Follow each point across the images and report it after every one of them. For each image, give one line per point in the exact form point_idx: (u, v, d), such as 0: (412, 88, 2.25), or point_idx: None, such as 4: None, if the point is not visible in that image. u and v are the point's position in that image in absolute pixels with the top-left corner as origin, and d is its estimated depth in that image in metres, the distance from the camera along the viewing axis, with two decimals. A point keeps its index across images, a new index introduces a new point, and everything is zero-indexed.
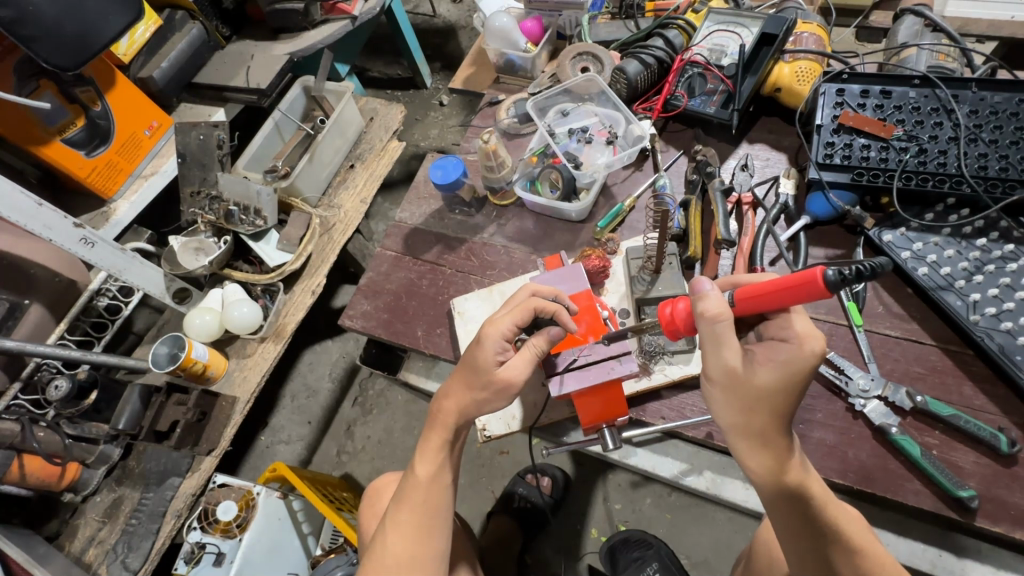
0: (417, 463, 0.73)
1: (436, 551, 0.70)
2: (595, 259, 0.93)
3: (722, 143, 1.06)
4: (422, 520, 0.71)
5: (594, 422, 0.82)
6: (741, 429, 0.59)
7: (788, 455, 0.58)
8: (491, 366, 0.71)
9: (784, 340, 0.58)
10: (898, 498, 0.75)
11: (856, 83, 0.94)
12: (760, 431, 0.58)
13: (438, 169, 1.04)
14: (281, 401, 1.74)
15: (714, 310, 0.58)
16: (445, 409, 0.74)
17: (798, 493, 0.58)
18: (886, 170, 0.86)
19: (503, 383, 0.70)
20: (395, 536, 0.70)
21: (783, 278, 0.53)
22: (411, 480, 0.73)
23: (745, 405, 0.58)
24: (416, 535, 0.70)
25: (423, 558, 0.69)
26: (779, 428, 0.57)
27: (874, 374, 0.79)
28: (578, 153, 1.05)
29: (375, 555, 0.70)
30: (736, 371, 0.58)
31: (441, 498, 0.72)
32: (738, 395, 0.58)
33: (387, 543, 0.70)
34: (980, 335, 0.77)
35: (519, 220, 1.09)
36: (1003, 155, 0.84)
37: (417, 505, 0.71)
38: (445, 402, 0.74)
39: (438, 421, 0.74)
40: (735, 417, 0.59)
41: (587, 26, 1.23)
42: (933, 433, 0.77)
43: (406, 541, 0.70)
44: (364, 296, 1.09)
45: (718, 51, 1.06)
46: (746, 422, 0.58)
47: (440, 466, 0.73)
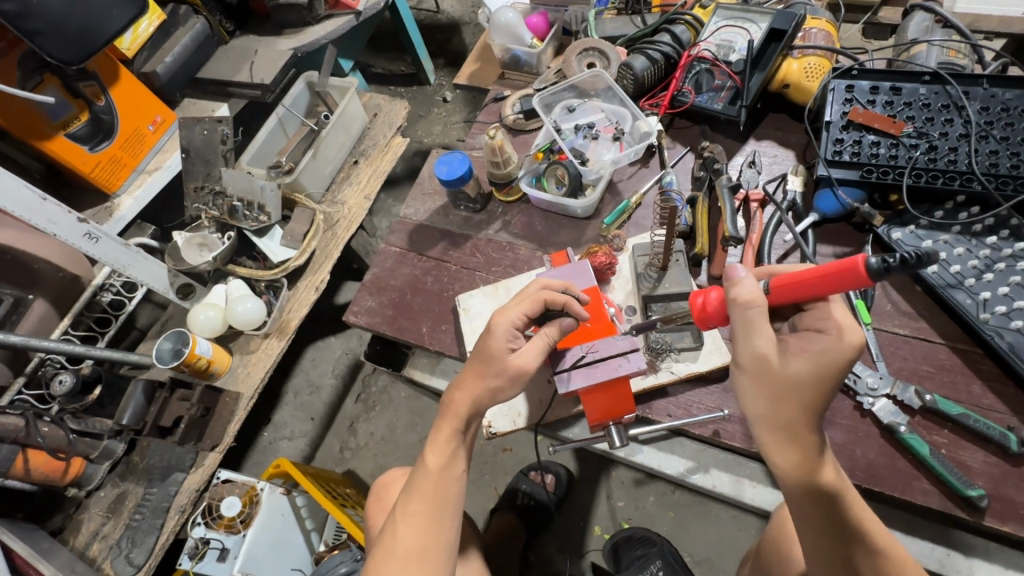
0: (427, 453, 0.73)
1: (446, 543, 0.69)
2: (601, 255, 0.92)
3: (729, 139, 1.05)
4: (433, 510, 0.70)
5: (601, 419, 0.81)
6: (769, 422, 0.58)
7: (816, 453, 0.57)
8: (506, 355, 0.72)
9: (820, 331, 0.57)
10: (905, 497, 0.74)
11: (866, 79, 0.93)
12: (789, 426, 0.57)
13: (443, 164, 1.03)
14: (284, 398, 1.74)
15: (748, 296, 0.57)
16: (456, 400, 0.73)
17: (825, 491, 0.57)
18: (895, 167, 0.85)
19: (518, 370, 0.71)
20: (406, 523, 0.70)
21: (823, 266, 0.53)
22: (422, 470, 0.72)
23: (775, 397, 0.57)
24: (426, 525, 0.69)
25: (433, 546, 0.68)
26: (808, 425, 0.57)
27: (882, 373, 0.79)
28: (584, 149, 1.05)
29: (386, 544, 0.69)
30: (769, 362, 0.57)
31: (451, 489, 0.71)
32: (768, 386, 0.58)
33: (399, 533, 0.69)
34: (989, 334, 0.77)
35: (524, 217, 1.08)
36: (1014, 152, 0.83)
37: (428, 494, 0.71)
38: (457, 393, 0.74)
39: (449, 410, 0.74)
40: (764, 410, 0.58)
41: (593, 21, 1.23)
42: (941, 432, 0.76)
43: (417, 530, 0.69)
44: (369, 292, 1.09)
45: (725, 46, 1.05)
46: (775, 415, 0.58)
47: (450, 456, 0.72)
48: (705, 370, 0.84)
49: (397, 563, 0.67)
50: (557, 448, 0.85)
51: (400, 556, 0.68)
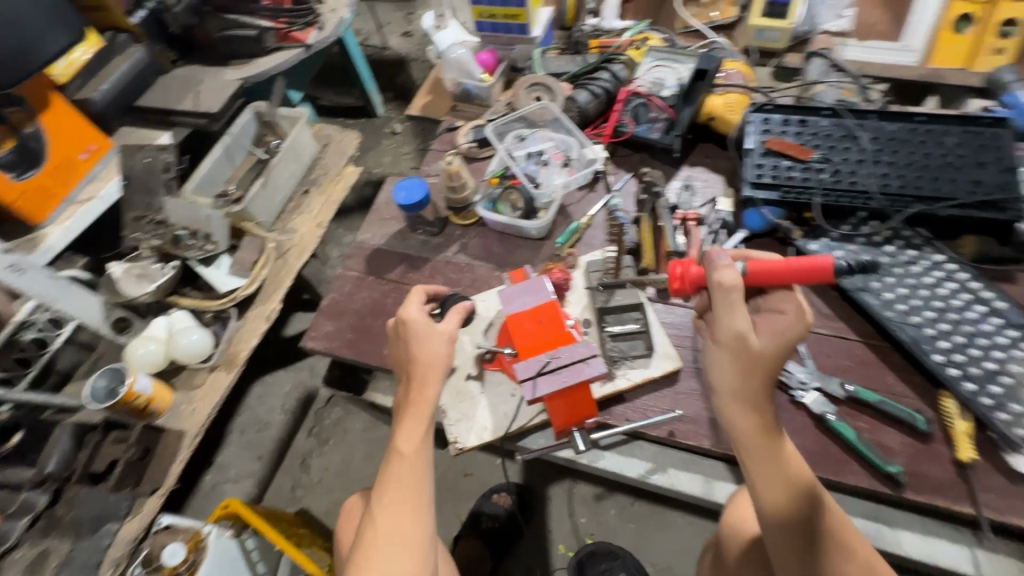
0: (399, 440, 0.73)
1: (426, 530, 0.69)
2: (557, 271, 0.99)
3: (665, 166, 1.15)
4: (409, 498, 0.70)
5: (567, 425, 0.84)
6: (744, 429, 0.69)
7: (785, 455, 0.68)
8: (428, 323, 0.78)
9: (781, 313, 0.68)
10: (841, 479, 0.81)
11: (777, 113, 1.06)
12: (756, 431, 0.68)
13: (402, 190, 1.07)
14: (228, 438, 1.65)
15: (730, 280, 0.67)
16: (425, 394, 0.75)
17: (779, 449, 0.68)
18: (808, 188, 0.98)
19: (445, 334, 0.78)
20: (384, 518, 0.68)
21: (795, 261, 0.66)
22: (395, 458, 0.72)
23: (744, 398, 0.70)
24: (407, 514, 0.69)
25: (415, 535, 0.67)
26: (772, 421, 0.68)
27: (810, 368, 0.88)
28: (535, 174, 1.11)
29: (364, 544, 0.67)
30: (738, 334, 0.67)
31: (426, 473, 0.72)
32: (732, 354, 0.68)
33: (379, 529, 0.68)
34: (894, 329, 0.88)
35: (481, 239, 1.13)
36: (901, 174, 0.97)
37: (404, 484, 0.70)
38: (422, 387, 0.75)
39: (417, 397, 0.75)
40: (734, 408, 0.70)
41: (539, 59, 1.32)
42: (863, 418, 0.85)
43: (397, 521, 0.68)
44: (328, 317, 1.08)
45: (658, 83, 1.16)
46: (744, 417, 0.69)
47: (421, 442, 0.73)
48: (659, 375, 0.90)
49: (379, 557, 0.66)
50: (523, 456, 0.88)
51: (382, 551, 0.66)
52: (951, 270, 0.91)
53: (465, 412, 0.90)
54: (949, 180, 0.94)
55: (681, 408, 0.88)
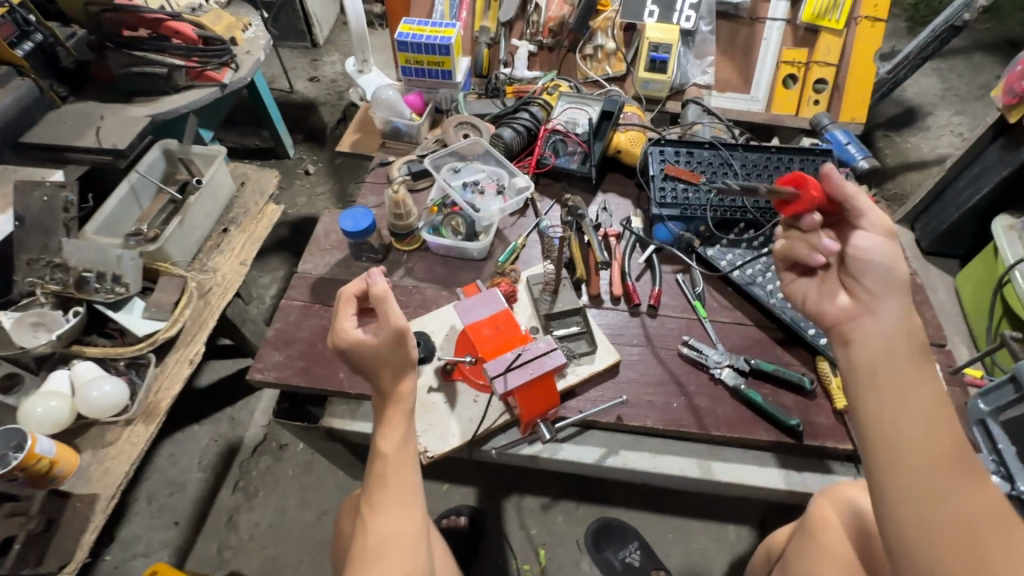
0: (382, 440, 0.79)
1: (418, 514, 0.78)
2: (505, 285, 1.09)
3: (584, 192, 1.32)
4: (395, 494, 0.77)
5: (531, 417, 0.93)
6: (871, 422, 0.61)
7: (918, 447, 0.58)
8: (370, 339, 0.76)
9: None
10: (756, 437, 0.97)
11: (670, 147, 1.28)
12: (896, 435, 0.59)
13: (348, 219, 1.11)
14: (134, 507, 1.48)
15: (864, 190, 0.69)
16: (403, 394, 0.80)
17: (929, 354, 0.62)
18: (701, 206, 1.19)
19: (395, 341, 0.75)
20: (381, 517, 0.75)
21: None
22: (379, 456, 0.79)
23: (885, 384, 0.61)
24: (400, 504, 0.77)
25: (407, 529, 0.75)
26: (933, 407, 0.59)
27: (721, 350, 1.06)
28: (473, 201, 1.21)
29: (363, 529, 0.76)
30: (881, 244, 0.65)
31: (411, 467, 0.79)
32: (884, 262, 0.64)
33: (379, 527, 0.75)
34: (777, 312, 1.09)
35: (425, 263, 1.19)
36: (766, 192, 1.22)
37: (394, 485, 0.77)
38: (400, 388, 0.79)
39: (398, 401, 0.80)
40: (878, 376, 0.61)
41: (463, 102, 1.46)
42: (765, 385, 1.03)
43: (396, 510, 0.76)
44: (275, 347, 1.06)
45: (571, 123, 1.35)
46: (881, 389, 0.61)
47: (399, 448, 0.79)
48: (603, 368, 1.02)
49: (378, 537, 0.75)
50: (495, 450, 0.96)
51: (384, 535, 0.74)
52: None
53: (433, 421, 0.95)
54: None
55: (624, 396, 1.01)
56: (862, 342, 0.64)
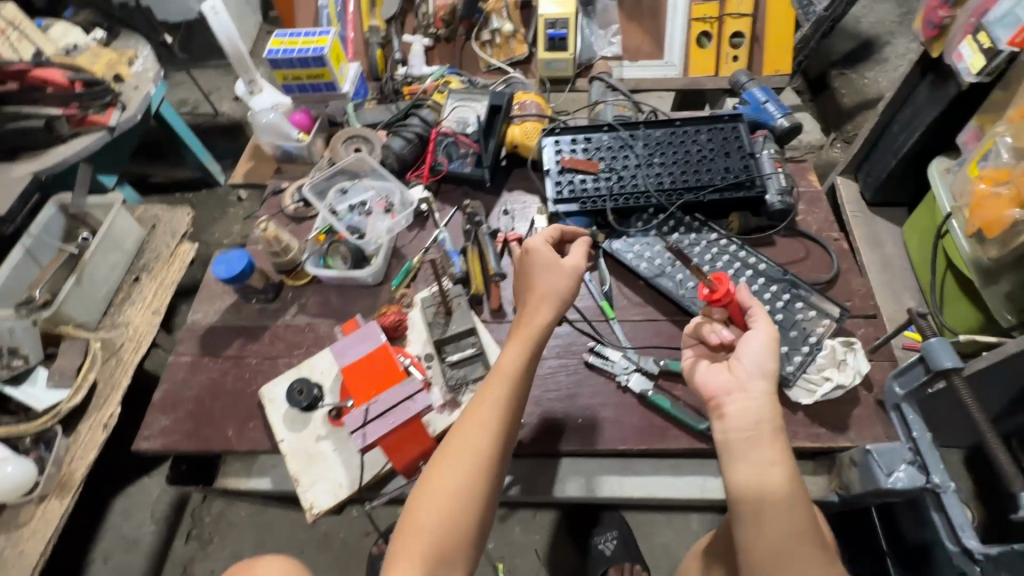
0: (468, 415, 0.79)
1: (481, 491, 0.74)
2: (391, 314, 1.00)
3: (485, 195, 1.23)
4: (497, 426, 0.77)
5: (410, 467, 0.85)
6: (741, 484, 0.73)
7: (783, 516, 0.70)
8: (541, 288, 0.86)
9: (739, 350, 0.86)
10: (667, 446, 0.91)
11: (567, 135, 1.19)
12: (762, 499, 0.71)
13: (221, 264, 1.04)
14: (91, 567, 1.48)
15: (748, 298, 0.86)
16: (510, 361, 0.82)
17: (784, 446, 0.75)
18: (600, 197, 1.11)
19: (548, 293, 0.86)
20: (445, 469, 0.74)
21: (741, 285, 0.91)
22: (464, 428, 0.78)
23: (753, 455, 0.73)
24: (473, 473, 0.74)
25: (447, 508, 0.72)
26: (791, 484, 0.71)
27: (629, 353, 0.99)
28: (361, 225, 1.13)
29: (416, 501, 0.74)
30: (762, 340, 0.80)
31: (487, 443, 0.76)
32: (759, 353, 0.79)
33: (423, 499, 0.73)
34: (687, 303, 1.01)
35: (319, 296, 1.13)
36: (671, 171, 1.12)
37: (484, 429, 0.76)
38: (512, 355, 0.82)
39: (497, 375, 0.81)
40: (747, 446, 0.74)
41: (354, 112, 1.36)
42: (678, 387, 0.95)
43: (458, 476, 0.74)
44: (162, 411, 1.01)
45: (461, 122, 1.24)
46: (747, 460, 0.73)
47: (528, 360, 0.82)
48: None
49: (427, 516, 0.72)
50: (371, 505, 0.92)
51: (427, 510, 0.72)
52: (724, 245, 1.08)
53: (320, 473, 0.90)
54: (706, 170, 1.11)
55: (525, 418, 0.94)
56: (737, 418, 0.75)
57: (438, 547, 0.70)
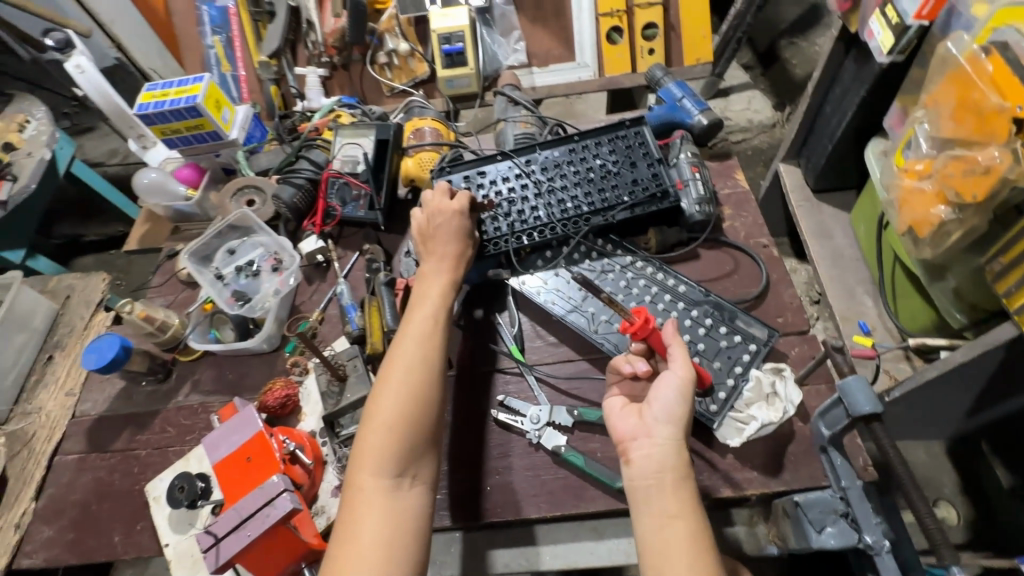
0: (404, 331, 0.83)
1: (430, 391, 0.77)
2: (278, 388, 0.92)
3: (388, 236, 1.14)
4: (428, 339, 0.81)
5: (280, 571, 0.73)
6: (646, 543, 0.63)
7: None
8: (434, 256, 0.91)
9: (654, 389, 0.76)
10: (585, 509, 0.82)
11: (458, 172, 1.08)
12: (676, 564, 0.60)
13: (91, 353, 0.95)
14: None
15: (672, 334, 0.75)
16: (433, 289, 0.87)
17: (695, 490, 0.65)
18: (500, 236, 1.00)
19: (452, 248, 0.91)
20: (386, 383, 0.77)
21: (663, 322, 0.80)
22: (397, 346, 0.82)
23: (651, 508, 0.64)
24: (416, 374, 0.78)
25: (401, 412, 0.75)
26: (693, 544, 0.61)
27: (541, 404, 0.89)
28: (247, 289, 1.05)
29: (369, 419, 0.75)
30: (675, 383, 0.69)
31: (427, 347, 0.81)
32: (669, 398, 0.69)
33: (373, 407, 0.76)
34: (601, 341, 0.92)
35: (213, 371, 1.04)
36: (575, 195, 1.02)
37: (413, 341, 0.81)
38: (434, 286, 0.88)
39: (420, 302, 0.86)
40: (648, 495, 0.64)
41: (246, 160, 1.27)
42: (595, 438, 0.86)
43: (391, 405, 0.75)
44: (45, 522, 0.93)
45: (350, 161, 1.14)
46: (650, 510, 0.64)
47: (447, 287, 0.88)
48: None
49: (384, 425, 0.74)
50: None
51: (383, 416, 0.74)
52: (639, 267, 0.99)
53: None
54: (613, 188, 1.02)
55: None
56: (642, 466, 0.66)
57: (401, 445, 0.73)
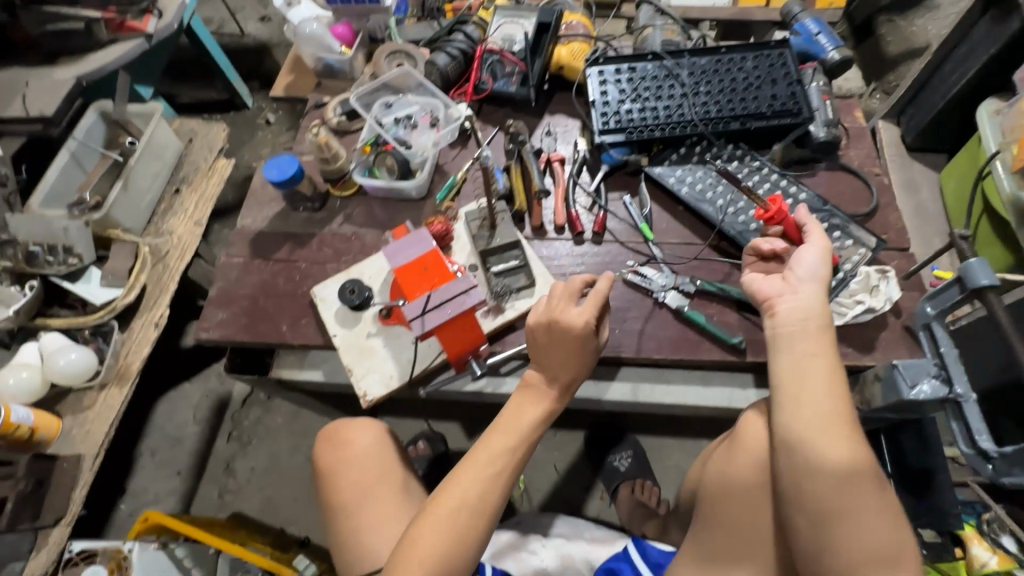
0: (467, 469, 0.79)
1: (475, 535, 0.76)
2: (438, 224, 1.04)
3: (528, 116, 1.23)
4: (494, 479, 0.78)
5: (458, 353, 0.88)
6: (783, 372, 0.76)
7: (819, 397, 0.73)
8: (548, 343, 0.82)
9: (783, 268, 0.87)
10: (699, 357, 0.96)
11: (610, 65, 1.18)
12: (818, 416, 0.72)
13: (273, 168, 1.07)
14: (139, 461, 1.59)
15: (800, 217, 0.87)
16: (521, 416, 0.82)
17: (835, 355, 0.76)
18: (647, 126, 1.11)
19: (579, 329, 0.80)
20: (443, 506, 0.76)
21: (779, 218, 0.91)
22: (455, 486, 0.78)
23: (794, 349, 0.76)
24: (463, 521, 0.76)
25: (438, 557, 0.73)
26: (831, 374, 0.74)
27: (667, 273, 1.02)
28: (406, 138, 1.15)
29: (405, 547, 0.74)
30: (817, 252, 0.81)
31: (489, 488, 0.77)
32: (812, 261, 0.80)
33: (419, 533, 0.75)
34: (727, 228, 1.03)
35: (365, 207, 1.15)
36: (717, 100, 1.12)
37: (478, 491, 0.77)
38: (522, 412, 0.82)
39: (499, 428, 0.82)
40: (790, 338, 0.77)
41: (395, 27, 1.36)
42: (712, 305, 1.00)
43: (437, 539, 0.74)
44: (219, 306, 1.07)
45: (508, 40, 1.24)
46: (792, 351, 0.76)
47: (540, 419, 0.82)
48: None
49: (420, 564, 0.73)
50: (426, 389, 0.98)
51: (428, 542, 0.74)
52: (766, 173, 1.09)
53: (373, 365, 0.96)
54: (753, 98, 1.11)
55: None
56: (786, 316, 0.78)
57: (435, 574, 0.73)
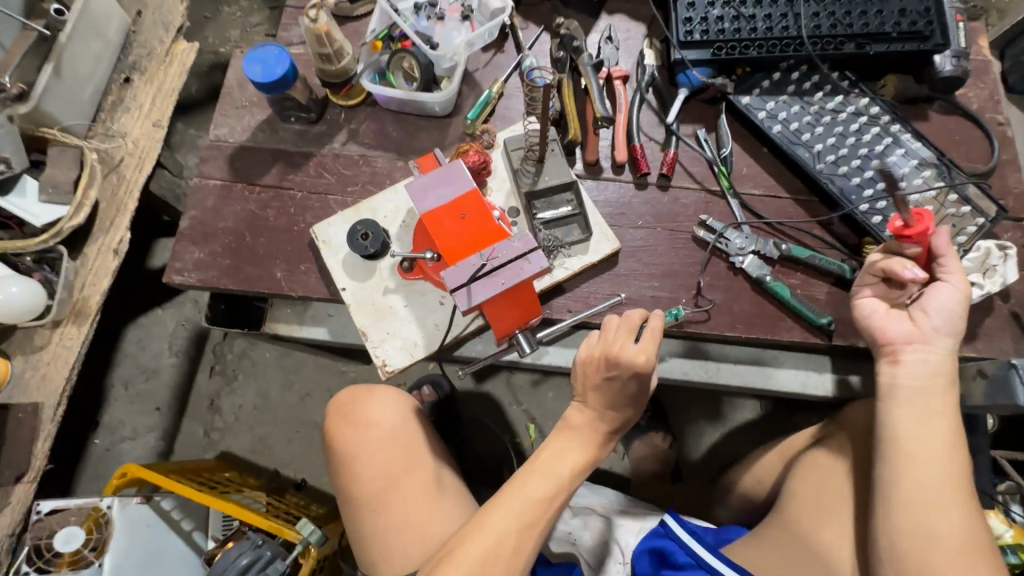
0: (494, 517, 0.67)
1: None
2: (473, 154, 0.82)
3: (582, 14, 0.97)
4: (522, 538, 0.66)
5: (508, 331, 0.69)
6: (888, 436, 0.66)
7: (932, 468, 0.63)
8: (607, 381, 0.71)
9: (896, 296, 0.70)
10: (776, 337, 0.82)
11: None
12: (940, 477, 0.62)
13: (255, 63, 0.81)
14: (112, 393, 1.44)
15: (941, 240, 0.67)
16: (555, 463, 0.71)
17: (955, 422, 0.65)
18: (740, 41, 0.87)
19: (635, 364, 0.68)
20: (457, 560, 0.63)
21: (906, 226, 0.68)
22: (477, 536, 0.65)
23: (909, 411, 0.65)
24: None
25: None
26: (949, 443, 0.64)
27: (747, 232, 0.85)
28: (430, 33, 0.88)
29: None
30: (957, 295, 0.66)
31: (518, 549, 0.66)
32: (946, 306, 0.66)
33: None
34: (824, 181, 0.85)
35: (375, 122, 0.91)
36: (831, 11, 0.88)
37: (502, 545, 0.65)
38: (558, 461, 0.71)
39: (530, 478, 0.70)
40: (908, 400, 0.65)
41: None
42: (795, 275, 0.84)
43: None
44: (193, 243, 0.86)
45: None
46: (906, 414, 0.65)
47: (577, 470, 0.71)
48: (597, 260, 0.83)
49: None
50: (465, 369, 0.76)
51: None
52: (874, 113, 0.88)
53: (392, 329, 0.79)
54: (876, 13, 0.87)
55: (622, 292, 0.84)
56: (913, 368, 0.66)
57: None
